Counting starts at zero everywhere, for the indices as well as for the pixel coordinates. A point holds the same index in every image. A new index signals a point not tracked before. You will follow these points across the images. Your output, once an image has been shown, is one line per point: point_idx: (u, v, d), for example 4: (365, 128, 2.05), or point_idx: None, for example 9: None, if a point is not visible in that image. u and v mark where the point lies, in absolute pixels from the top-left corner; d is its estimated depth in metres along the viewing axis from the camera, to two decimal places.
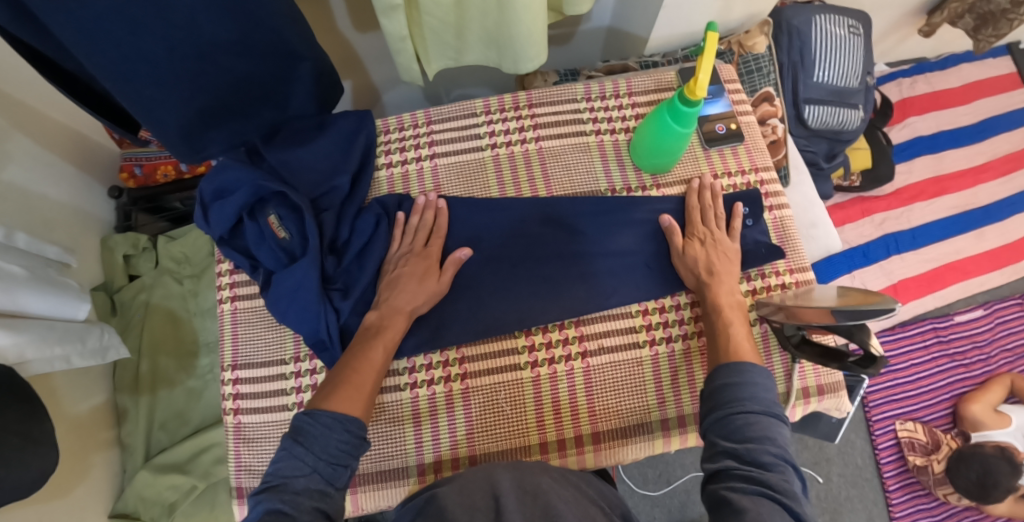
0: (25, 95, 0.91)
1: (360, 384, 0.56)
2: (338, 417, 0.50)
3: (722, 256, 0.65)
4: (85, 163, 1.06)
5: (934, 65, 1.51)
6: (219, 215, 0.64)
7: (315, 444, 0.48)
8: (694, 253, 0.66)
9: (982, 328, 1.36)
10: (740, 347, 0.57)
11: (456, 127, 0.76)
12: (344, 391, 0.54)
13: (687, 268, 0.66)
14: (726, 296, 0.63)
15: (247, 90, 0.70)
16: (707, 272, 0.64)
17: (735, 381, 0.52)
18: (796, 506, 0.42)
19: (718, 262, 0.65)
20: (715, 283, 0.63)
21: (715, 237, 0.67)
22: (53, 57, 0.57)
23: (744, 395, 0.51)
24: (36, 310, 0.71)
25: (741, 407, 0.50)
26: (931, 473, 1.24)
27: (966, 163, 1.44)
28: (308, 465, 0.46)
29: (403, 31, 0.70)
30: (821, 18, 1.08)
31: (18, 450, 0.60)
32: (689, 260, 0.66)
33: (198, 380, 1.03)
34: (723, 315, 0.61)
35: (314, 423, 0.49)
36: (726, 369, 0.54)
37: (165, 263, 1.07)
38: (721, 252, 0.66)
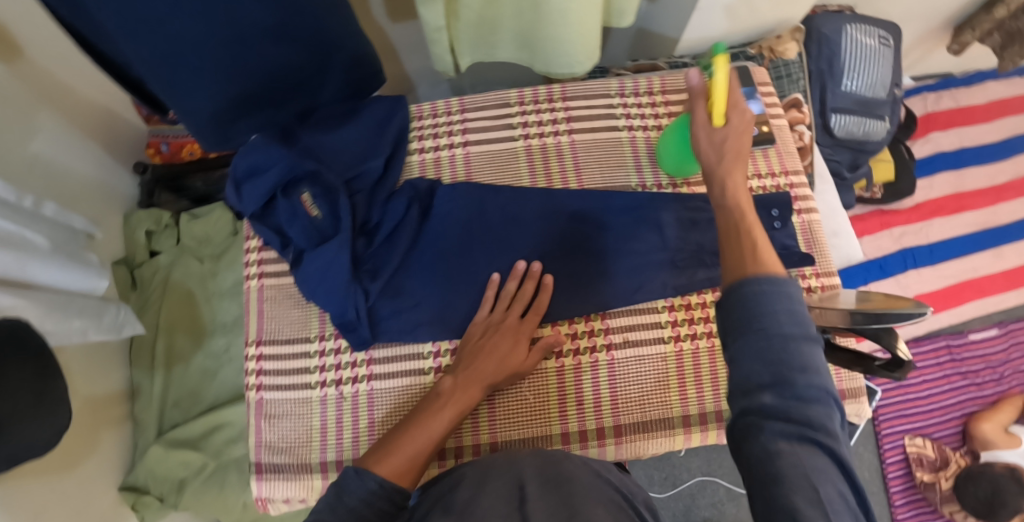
0: (56, 67, 0.91)
1: (413, 452, 0.52)
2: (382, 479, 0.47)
3: (744, 139, 0.55)
4: (112, 138, 1.07)
5: (959, 82, 1.50)
6: (251, 192, 0.65)
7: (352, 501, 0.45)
8: (724, 133, 0.55)
9: (996, 347, 1.35)
10: (760, 243, 0.44)
11: (490, 116, 0.76)
12: (393, 454, 0.51)
13: (708, 149, 0.56)
14: (735, 185, 0.51)
15: (283, 76, 0.70)
16: (728, 154, 0.54)
17: (765, 295, 0.38)
18: (839, 450, 0.33)
19: (741, 147, 0.54)
20: (730, 162, 0.53)
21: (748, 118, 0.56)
22: (92, 34, 0.57)
23: (777, 313, 0.37)
24: (56, 282, 0.71)
25: (777, 337, 0.36)
26: (938, 490, 1.24)
27: (988, 181, 1.43)
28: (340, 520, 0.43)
29: (440, 22, 0.69)
30: (853, 28, 1.07)
31: (38, 412, 0.61)
32: (717, 137, 0.55)
33: (213, 360, 1.01)
34: (736, 207, 0.50)
35: (356, 480, 0.46)
36: (756, 282, 0.39)
37: (187, 242, 1.07)
38: (746, 133, 0.55)
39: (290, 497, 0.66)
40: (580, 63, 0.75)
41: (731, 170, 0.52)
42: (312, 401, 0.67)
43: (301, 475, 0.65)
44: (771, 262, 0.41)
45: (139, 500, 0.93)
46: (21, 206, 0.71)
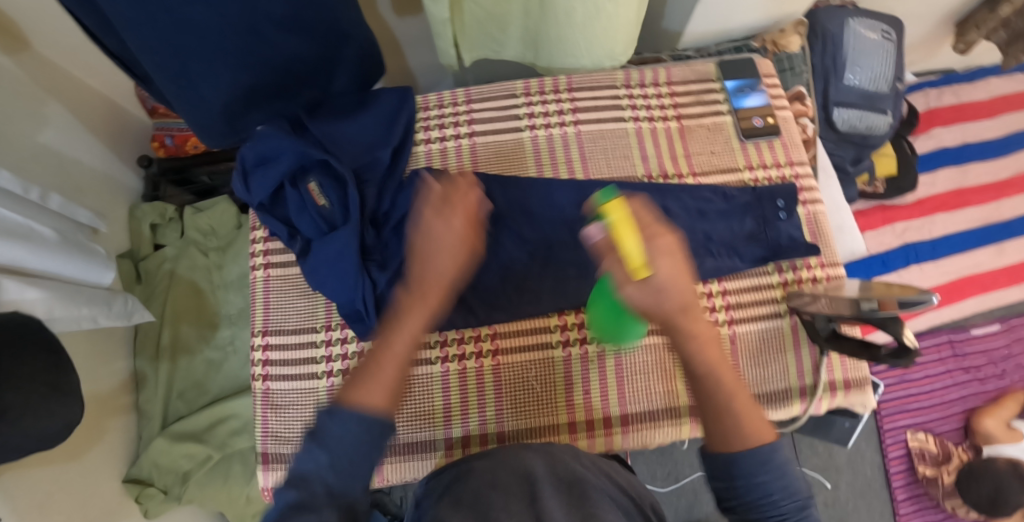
0: (61, 59, 0.92)
1: (389, 376, 0.44)
2: (362, 409, 0.39)
3: (682, 285, 0.45)
4: (118, 132, 1.07)
5: (962, 78, 1.50)
6: (260, 183, 0.65)
7: (333, 438, 0.37)
8: (657, 284, 0.44)
9: (998, 343, 1.35)
10: (749, 418, 0.45)
11: (496, 107, 0.76)
12: (368, 382, 0.42)
13: (648, 305, 0.46)
14: (699, 346, 0.47)
15: (293, 68, 0.71)
16: (675, 310, 0.46)
17: (761, 476, 0.42)
18: None
19: (686, 293, 0.46)
20: (684, 321, 0.47)
21: (673, 247, 0.45)
22: (99, 32, 0.57)
23: (776, 488, 0.42)
24: (63, 271, 0.71)
25: (776, 512, 0.42)
26: (941, 485, 1.24)
27: (991, 177, 1.44)
28: (324, 460, 0.35)
29: (446, 14, 0.68)
30: (856, 22, 1.08)
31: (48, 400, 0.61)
32: (651, 293, 0.45)
33: (217, 351, 1.03)
34: (710, 375, 0.47)
35: (336, 417, 0.38)
36: (748, 458, 0.43)
37: (191, 234, 1.06)
38: (682, 273, 0.45)
39: None
40: (601, 60, 0.75)
41: (690, 328, 0.47)
42: (318, 391, 0.67)
43: None
44: (762, 430, 0.44)
45: (143, 491, 0.91)
46: (29, 198, 0.71)
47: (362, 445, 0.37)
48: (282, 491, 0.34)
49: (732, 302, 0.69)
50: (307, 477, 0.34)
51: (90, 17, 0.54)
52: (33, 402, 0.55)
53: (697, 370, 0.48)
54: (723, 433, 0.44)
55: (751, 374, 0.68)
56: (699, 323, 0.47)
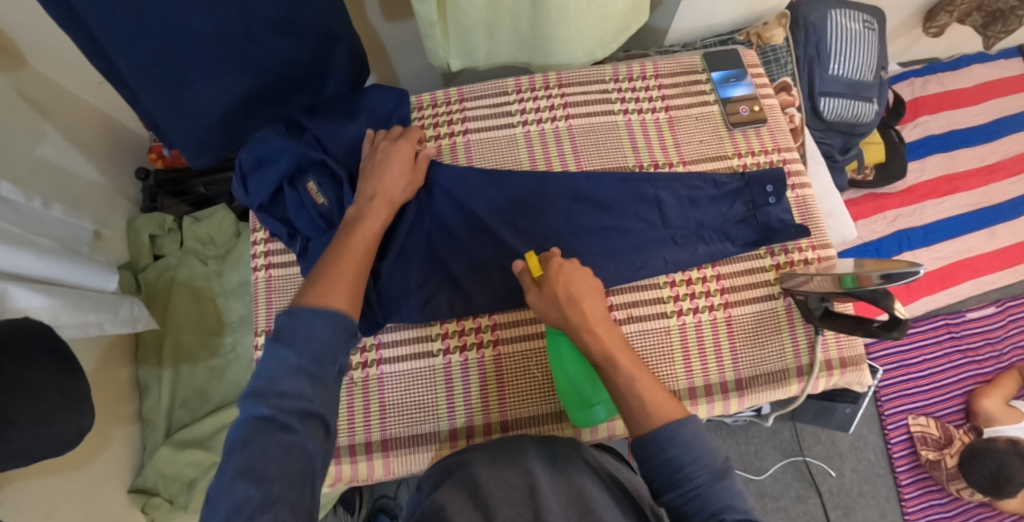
0: (57, 75, 0.93)
1: (340, 279, 0.52)
2: (322, 312, 0.46)
3: (573, 287, 0.56)
4: (115, 146, 1.09)
5: (945, 66, 1.53)
6: (259, 184, 0.67)
7: (296, 340, 0.44)
8: (550, 288, 0.56)
9: (993, 325, 1.37)
10: (653, 399, 0.51)
11: (488, 105, 0.78)
12: (324, 286, 0.50)
13: (549, 308, 0.56)
14: (598, 336, 0.54)
15: (287, 73, 0.72)
16: (568, 308, 0.55)
17: (670, 451, 0.47)
18: None
19: (580, 292, 0.56)
20: (579, 318, 0.55)
21: (564, 263, 0.58)
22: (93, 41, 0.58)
23: (687, 459, 0.46)
24: (71, 277, 0.72)
25: (690, 484, 0.45)
26: (943, 468, 1.24)
27: (979, 162, 1.46)
28: (291, 360, 0.42)
29: (434, 16, 0.69)
30: (837, 14, 1.10)
31: None
32: (546, 298, 0.56)
33: (220, 359, 1.03)
34: (610, 363, 0.53)
35: (294, 319, 0.45)
36: (657, 436, 0.48)
37: (190, 244, 1.07)
38: (572, 277, 0.57)
39: None
40: (593, 52, 0.78)
41: (582, 322, 0.54)
42: None
43: None
44: (668, 408, 0.50)
45: (149, 501, 0.93)
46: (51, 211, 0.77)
47: (327, 330, 0.45)
48: (251, 401, 0.41)
49: (727, 285, 0.71)
50: (276, 385, 0.41)
51: None
52: (44, 408, 0.56)
53: (596, 361, 0.54)
54: (628, 410, 0.51)
55: (749, 356, 0.69)
56: (595, 320, 0.55)
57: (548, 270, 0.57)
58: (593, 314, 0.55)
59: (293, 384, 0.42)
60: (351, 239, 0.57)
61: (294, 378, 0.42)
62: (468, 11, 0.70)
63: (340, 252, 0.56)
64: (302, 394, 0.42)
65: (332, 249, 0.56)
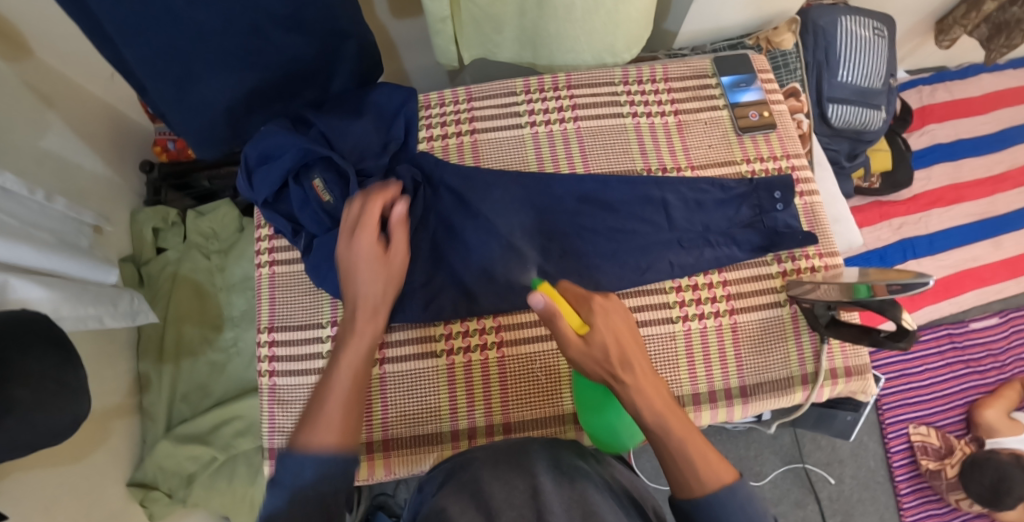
0: (63, 66, 0.93)
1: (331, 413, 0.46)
2: (315, 456, 0.42)
3: (622, 339, 0.49)
4: (120, 138, 1.08)
5: (954, 75, 1.52)
6: (263, 179, 0.67)
7: (295, 483, 0.41)
8: (598, 341, 0.49)
9: (997, 335, 1.36)
10: (705, 459, 0.47)
11: (497, 105, 0.78)
12: (315, 425, 0.45)
13: (595, 363, 0.49)
14: (649, 397, 0.48)
15: (292, 70, 0.72)
16: (619, 364, 0.49)
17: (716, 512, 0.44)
18: None
19: (627, 345, 0.50)
20: (629, 376, 0.49)
21: (606, 308, 0.51)
22: (99, 34, 0.58)
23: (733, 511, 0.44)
24: (67, 270, 0.72)
25: None
26: (943, 478, 1.24)
27: (985, 171, 1.45)
28: (291, 504, 0.40)
29: (444, 12, 0.69)
30: (847, 20, 1.10)
31: None
32: (595, 353, 0.49)
33: (221, 353, 1.03)
34: (663, 428, 0.48)
35: (286, 467, 0.41)
36: (708, 506, 0.44)
37: (193, 238, 1.07)
38: (618, 326, 0.50)
39: None
40: (602, 57, 0.76)
41: (633, 379, 0.48)
42: None
43: None
44: (721, 470, 0.46)
45: (147, 495, 0.93)
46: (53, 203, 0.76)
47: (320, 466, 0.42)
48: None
49: (733, 291, 0.70)
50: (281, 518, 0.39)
51: (92, 17, 0.55)
52: (45, 401, 0.56)
53: (647, 424, 0.48)
54: (681, 479, 0.46)
55: (753, 363, 0.69)
56: (644, 377, 0.49)
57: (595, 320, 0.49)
58: (644, 371, 0.49)
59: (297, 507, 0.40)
60: (339, 366, 0.51)
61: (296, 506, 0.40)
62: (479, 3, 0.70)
63: (331, 377, 0.50)
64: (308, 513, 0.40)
65: (320, 386, 0.50)
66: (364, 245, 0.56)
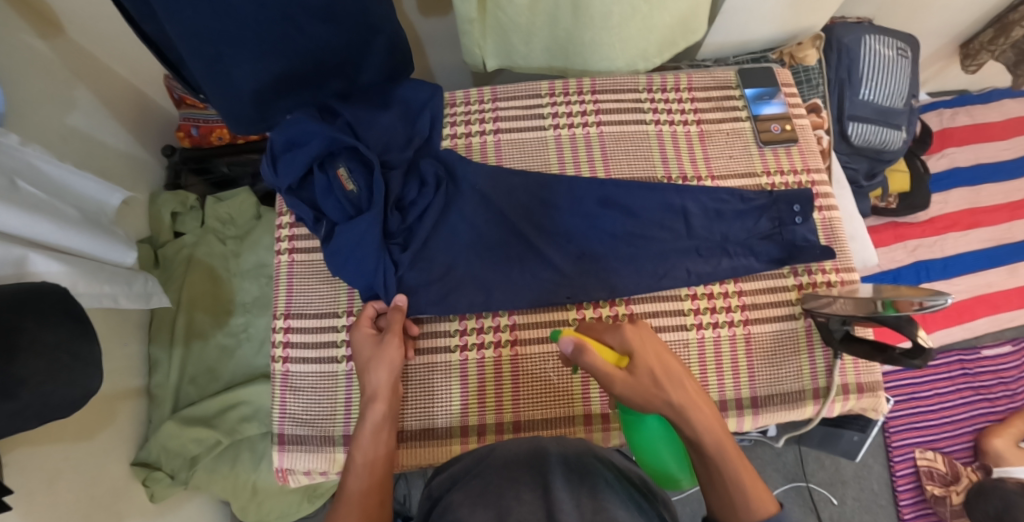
0: (95, 48, 0.95)
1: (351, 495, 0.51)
2: None
3: (663, 363, 0.52)
4: (145, 121, 1.10)
5: (976, 99, 1.51)
6: (288, 165, 0.67)
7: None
8: (642, 367, 0.52)
9: (1009, 364, 1.35)
10: (753, 486, 0.48)
11: (520, 106, 0.78)
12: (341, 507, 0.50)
13: (645, 390, 0.52)
14: (702, 419, 0.51)
15: (322, 58, 0.73)
16: (669, 386, 0.51)
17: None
18: None
19: (672, 367, 0.53)
20: (681, 396, 0.51)
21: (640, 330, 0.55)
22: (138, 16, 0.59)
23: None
24: (90, 250, 0.72)
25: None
26: (948, 504, 1.23)
27: (1004, 198, 1.44)
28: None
29: (474, 13, 0.70)
30: (871, 39, 1.10)
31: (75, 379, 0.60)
32: (642, 378, 0.52)
33: (231, 337, 1.05)
34: (718, 451, 0.50)
35: None
36: None
37: (211, 223, 1.09)
38: (656, 348, 0.54)
39: (311, 468, 0.67)
40: (634, 62, 0.78)
41: (687, 402, 0.51)
42: (337, 374, 0.69)
43: (323, 447, 0.67)
44: (765, 499, 0.47)
45: (150, 475, 0.94)
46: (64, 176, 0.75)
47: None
48: None
49: (748, 302, 0.70)
50: None
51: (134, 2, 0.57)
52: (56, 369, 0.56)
53: (708, 447, 0.50)
54: (730, 504, 0.48)
55: (766, 375, 0.69)
56: (695, 397, 0.52)
57: (634, 348, 0.53)
58: (695, 394, 0.52)
59: None
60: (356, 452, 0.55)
61: None
62: (509, 13, 0.70)
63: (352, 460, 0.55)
64: None
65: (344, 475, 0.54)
66: (359, 342, 0.62)
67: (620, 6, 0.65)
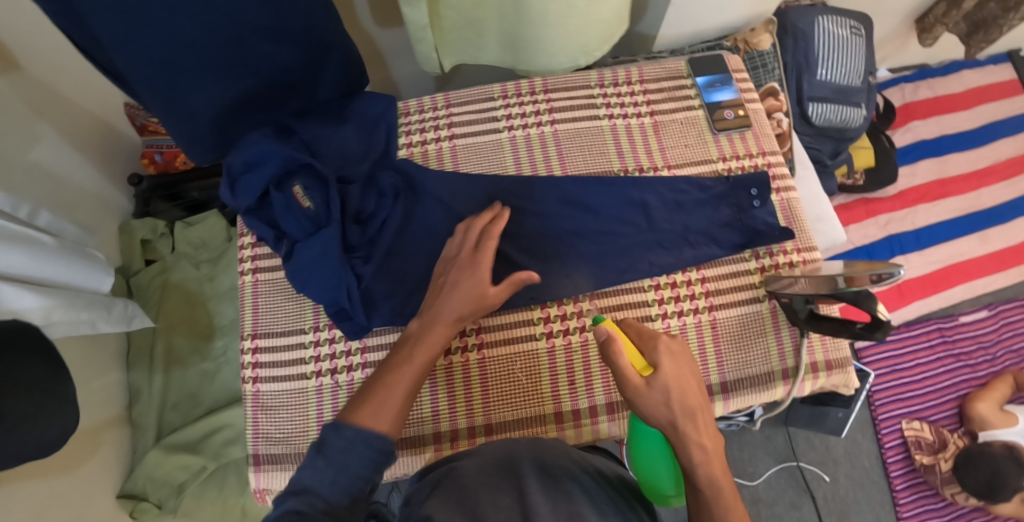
0: (53, 80, 0.95)
1: (384, 402, 0.52)
2: (363, 437, 0.47)
3: (687, 386, 0.48)
4: (108, 151, 1.09)
5: (936, 72, 1.53)
6: (247, 187, 0.65)
7: (337, 459, 0.46)
8: (661, 383, 0.49)
9: (986, 329, 1.37)
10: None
11: (475, 110, 0.79)
12: (369, 406, 0.51)
13: (655, 407, 0.49)
14: (705, 453, 0.48)
15: (276, 78, 0.73)
16: (680, 413, 0.48)
17: None
18: None
19: (691, 394, 0.49)
20: (688, 427, 0.48)
21: (675, 349, 0.50)
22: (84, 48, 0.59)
23: None
24: (63, 278, 0.72)
25: None
26: (938, 472, 1.24)
27: (969, 167, 1.46)
28: (328, 477, 0.45)
29: (425, 20, 0.70)
30: (824, 19, 1.11)
31: (46, 414, 0.59)
32: (656, 394, 0.48)
33: (212, 362, 1.03)
34: (711, 485, 0.47)
35: (337, 434, 0.47)
36: None
37: (183, 248, 1.08)
38: (684, 372, 0.50)
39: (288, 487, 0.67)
40: (576, 57, 0.78)
41: (693, 431, 0.48)
42: (307, 390, 0.68)
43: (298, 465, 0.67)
44: None
45: (137, 507, 0.92)
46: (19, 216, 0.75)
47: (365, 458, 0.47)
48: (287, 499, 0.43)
49: (711, 289, 0.71)
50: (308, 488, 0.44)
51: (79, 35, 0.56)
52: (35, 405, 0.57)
53: (700, 483, 0.47)
54: None
55: (733, 358, 0.69)
56: (703, 432, 0.48)
57: (664, 363, 0.49)
58: (705, 426, 0.49)
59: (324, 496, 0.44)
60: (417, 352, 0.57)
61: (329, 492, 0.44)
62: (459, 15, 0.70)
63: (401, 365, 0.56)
64: (322, 485, 0.45)
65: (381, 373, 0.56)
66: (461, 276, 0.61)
67: (566, 3, 0.66)
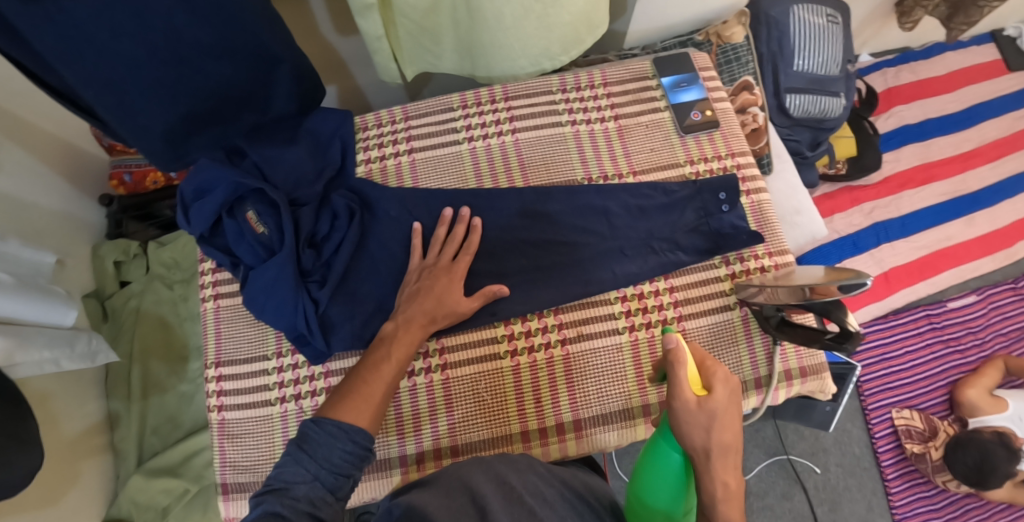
0: (15, 105, 0.92)
1: (369, 395, 0.54)
2: (348, 430, 0.49)
3: (733, 422, 0.44)
4: (75, 173, 1.07)
5: (918, 55, 1.51)
6: (198, 215, 0.63)
7: (319, 453, 0.47)
8: (708, 409, 0.44)
9: (975, 314, 1.35)
10: None
11: (434, 122, 0.77)
12: (351, 401, 0.52)
13: (695, 428, 0.45)
14: (729, 496, 0.43)
15: (226, 96, 0.69)
16: (717, 445, 0.44)
17: None
18: None
19: (733, 431, 0.45)
20: (719, 462, 0.44)
21: (735, 384, 0.47)
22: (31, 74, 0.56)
23: None
24: (28, 314, 0.68)
25: None
26: (929, 460, 1.23)
27: (954, 150, 1.44)
28: (310, 472, 0.45)
29: (380, 30, 0.67)
30: (799, 8, 1.08)
31: (9, 452, 0.57)
32: (700, 415, 0.45)
33: (189, 384, 1.02)
34: None
35: (319, 430, 0.48)
36: None
37: (155, 269, 1.06)
38: (733, 409, 0.45)
39: None
40: (540, 62, 0.75)
41: (721, 468, 0.44)
42: (273, 417, 0.67)
43: None
44: None
45: None
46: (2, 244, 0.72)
47: (348, 450, 0.48)
48: (264, 499, 0.43)
49: (680, 298, 0.69)
50: (289, 484, 0.44)
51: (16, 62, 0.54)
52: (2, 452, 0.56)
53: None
54: None
55: None
56: (731, 472, 0.44)
57: (720, 389, 0.45)
58: (733, 467, 0.44)
59: (307, 489, 0.44)
60: (393, 346, 0.58)
61: (312, 488, 0.44)
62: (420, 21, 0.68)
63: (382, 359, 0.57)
64: (306, 478, 0.45)
65: (366, 361, 0.57)
66: (434, 279, 0.64)
67: (516, 9, 0.64)
